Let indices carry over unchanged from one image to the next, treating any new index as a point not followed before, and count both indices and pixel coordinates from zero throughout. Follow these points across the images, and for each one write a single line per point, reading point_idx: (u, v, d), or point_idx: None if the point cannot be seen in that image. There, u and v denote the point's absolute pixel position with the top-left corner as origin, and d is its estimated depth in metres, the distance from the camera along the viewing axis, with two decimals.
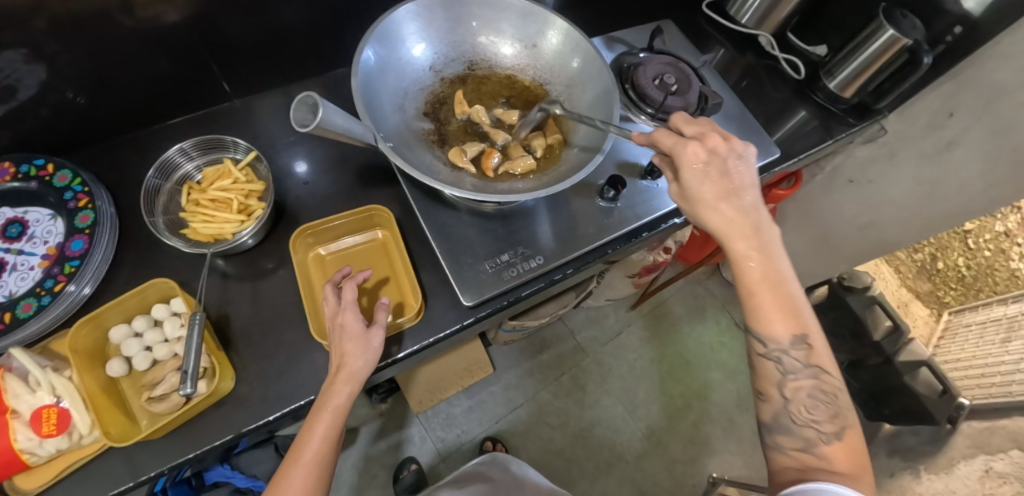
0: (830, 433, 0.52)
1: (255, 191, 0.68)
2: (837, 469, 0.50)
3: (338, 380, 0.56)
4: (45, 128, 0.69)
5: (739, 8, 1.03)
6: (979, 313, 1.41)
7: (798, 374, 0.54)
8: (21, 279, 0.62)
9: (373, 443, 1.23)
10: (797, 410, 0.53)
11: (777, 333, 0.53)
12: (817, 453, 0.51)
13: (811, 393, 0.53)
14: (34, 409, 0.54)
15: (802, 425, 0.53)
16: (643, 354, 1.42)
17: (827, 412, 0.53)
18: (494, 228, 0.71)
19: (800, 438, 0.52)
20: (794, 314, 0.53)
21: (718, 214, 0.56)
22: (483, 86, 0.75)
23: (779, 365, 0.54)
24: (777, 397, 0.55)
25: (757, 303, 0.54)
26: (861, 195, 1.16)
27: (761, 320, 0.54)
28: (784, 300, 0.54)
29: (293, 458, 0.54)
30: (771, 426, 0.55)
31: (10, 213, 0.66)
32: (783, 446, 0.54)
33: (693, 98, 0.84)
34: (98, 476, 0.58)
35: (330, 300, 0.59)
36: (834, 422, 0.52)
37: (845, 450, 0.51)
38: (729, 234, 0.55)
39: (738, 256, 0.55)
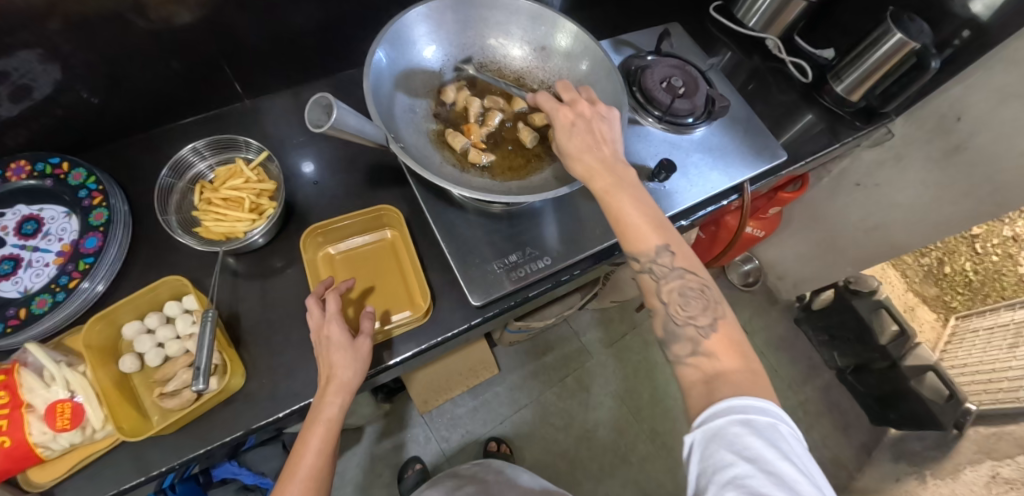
0: (707, 326, 0.52)
1: (267, 190, 0.69)
2: (725, 365, 0.49)
3: (329, 391, 0.56)
4: (61, 126, 0.70)
5: (746, 11, 1.04)
6: (986, 318, 1.41)
7: (669, 278, 0.55)
8: (36, 276, 0.63)
9: (378, 442, 1.23)
10: (677, 312, 0.54)
11: (645, 247, 0.55)
12: (704, 351, 0.51)
13: (683, 293, 0.54)
14: (49, 403, 0.55)
15: (684, 325, 0.53)
16: (647, 356, 1.42)
17: (700, 306, 0.54)
18: (502, 229, 0.71)
19: (687, 340, 0.52)
20: (657, 227, 0.55)
21: (581, 158, 0.58)
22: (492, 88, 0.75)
23: (654, 276, 0.55)
24: (661, 308, 0.55)
25: (628, 224, 0.55)
26: (868, 199, 1.16)
27: (629, 239, 0.56)
28: (645, 217, 0.56)
29: (287, 474, 0.54)
30: (665, 340, 0.54)
31: (26, 210, 0.67)
32: (679, 356, 0.53)
33: (701, 101, 0.85)
34: (111, 470, 0.59)
35: (314, 312, 0.59)
36: (708, 316, 0.53)
37: (723, 339, 0.51)
38: (584, 174, 0.58)
39: (600, 189, 0.57)
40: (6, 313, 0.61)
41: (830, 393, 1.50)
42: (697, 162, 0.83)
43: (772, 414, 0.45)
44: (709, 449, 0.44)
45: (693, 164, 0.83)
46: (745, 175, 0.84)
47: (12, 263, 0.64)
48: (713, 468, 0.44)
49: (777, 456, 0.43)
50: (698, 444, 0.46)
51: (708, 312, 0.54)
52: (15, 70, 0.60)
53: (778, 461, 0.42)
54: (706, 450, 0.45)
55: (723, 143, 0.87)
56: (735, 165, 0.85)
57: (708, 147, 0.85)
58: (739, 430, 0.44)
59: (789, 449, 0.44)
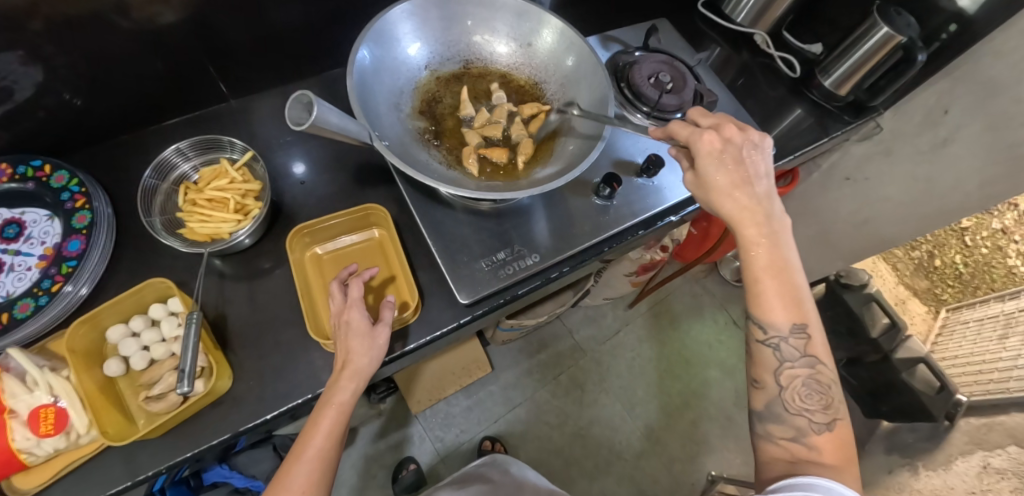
0: (821, 423, 0.52)
1: (253, 191, 0.68)
2: (824, 461, 0.50)
3: (343, 376, 0.56)
4: (43, 129, 0.69)
5: (734, 6, 1.04)
6: (977, 309, 1.42)
7: (795, 362, 0.54)
8: (18, 280, 0.63)
9: (373, 443, 1.23)
10: (791, 398, 0.54)
11: (778, 319, 0.54)
12: (805, 444, 0.52)
13: (805, 383, 0.54)
14: (32, 409, 0.54)
15: (795, 414, 0.53)
16: (641, 352, 1.42)
17: (819, 402, 0.53)
18: (490, 226, 0.71)
19: (791, 427, 0.53)
20: (794, 300, 0.54)
21: (733, 200, 0.57)
22: (478, 85, 0.75)
23: (776, 351, 0.54)
24: (772, 385, 0.55)
25: (762, 288, 0.55)
26: (857, 193, 1.17)
27: (760, 304, 0.55)
28: (785, 285, 0.55)
29: (295, 453, 0.54)
30: (762, 414, 0.55)
31: (7, 214, 0.66)
32: (773, 435, 0.54)
33: (689, 96, 0.85)
34: (96, 475, 0.58)
35: (337, 297, 0.59)
36: (826, 414, 0.53)
37: (834, 440, 0.52)
38: (738, 220, 0.57)
39: (747, 238, 0.56)
40: None
41: None
42: None
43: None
44: None
45: None
46: None
47: None
48: None
49: None
50: None
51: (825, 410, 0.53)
52: None
53: None
54: None
55: None
56: None
57: None
58: None
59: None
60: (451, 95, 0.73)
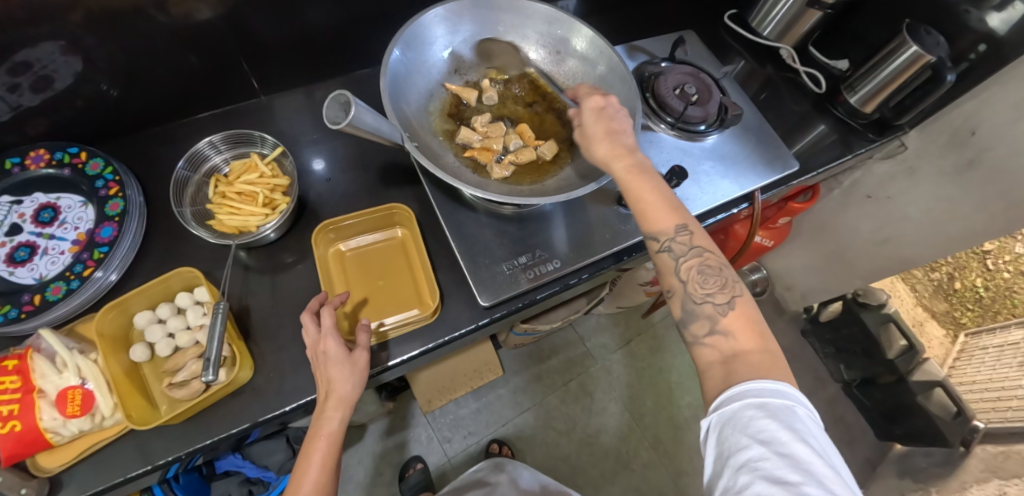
0: (725, 304, 0.52)
1: (281, 186, 0.70)
2: (742, 346, 0.49)
3: (329, 406, 0.57)
4: (80, 117, 0.71)
5: (761, 19, 1.03)
6: (996, 336, 1.39)
7: (687, 256, 0.55)
8: (52, 263, 0.64)
9: (381, 440, 1.23)
10: (694, 289, 0.54)
11: (662, 227, 0.55)
12: (721, 329, 0.51)
13: (701, 270, 0.54)
14: (61, 389, 0.56)
15: (701, 304, 0.53)
16: (651, 363, 1.41)
17: (718, 284, 0.53)
18: (512, 230, 0.71)
19: (705, 319, 0.52)
20: (671, 208, 0.56)
21: (601, 141, 0.60)
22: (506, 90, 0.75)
23: (672, 254, 0.55)
24: (678, 286, 0.55)
25: (643, 204, 0.57)
26: (879, 211, 1.16)
27: (646, 219, 0.56)
28: (662, 198, 0.57)
29: (293, 487, 0.55)
30: (683, 320, 0.54)
31: (43, 198, 0.68)
32: (697, 336, 0.52)
33: (714, 109, 0.85)
34: (118, 458, 0.60)
35: (309, 329, 0.59)
36: (726, 293, 0.53)
37: (740, 317, 0.51)
38: (608, 157, 0.59)
39: (620, 172, 0.58)
40: (21, 298, 0.61)
41: (835, 406, 1.47)
42: (708, 170, 0.83)
43: (789, 398, 0.45)
44: (726, 433, 0.45)
45: (703, 172, 0.83)
46: (756, 184, 0.84)
47: (28, 249, 0.65)
48: (728, 451, 0.44)
49: (794, 439, 0.42)
50: (714, 427, 0.46)
51: (725, 290, 0.53)
52: (37, 61, 0.61)
53: (793, 444, 0.42)
54: (722, 433, 0.45)
55: (734, 151, 0.87)
56: (746, 174, 0.85)
57: (720, 155, 0.85)
58: (753, 413, 0.44)
59: (807, 434, 0.43)
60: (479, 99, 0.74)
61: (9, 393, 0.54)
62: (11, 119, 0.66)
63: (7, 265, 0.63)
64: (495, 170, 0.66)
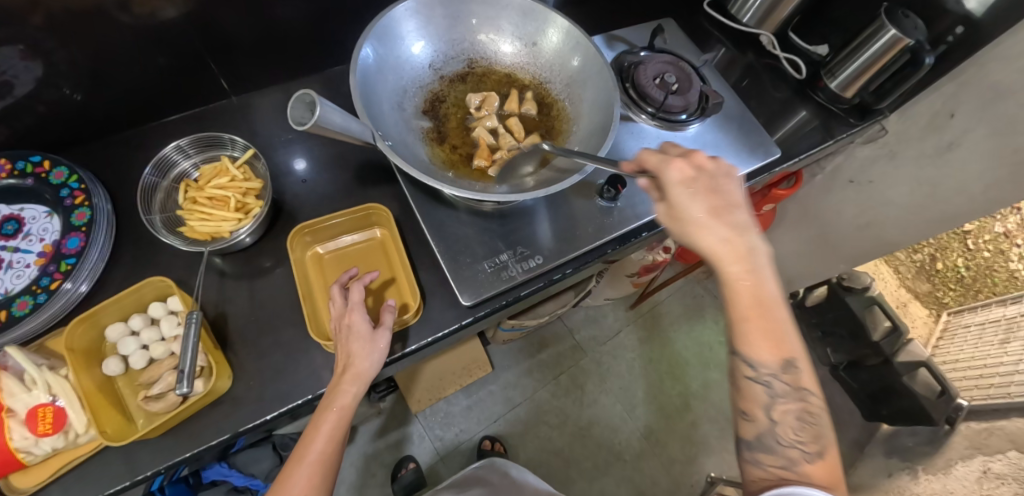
0: (814, 453, 0.49)
1: (254, 189, 0.68)
2: (816, 485, 0.48)
3: (344, 380, 0.56)
4: (43, 124, 0.69)
5: (740, 5, 1.03)
6: (979, 314, 1.41)
7: (785, 396, 0.50)
8: (17, 277, 0.62)
9: (372, 442, 1.22)
10: (784, 430, 0.50)
11: (766, 357, 0.50)
12: (800, 474, 0.48)
13: (796, 415, 0.50)
14: (30, 408, 0.54)
15: (786, 446, 0.50)
16: (642, 353, 1.41)
17: (811, 433, 0.50)
18: (493, 228, 0.70)
19: (783, 458, 0.49)
20: (780, 336, 0.50)
21: (709, 232, 0.51)
22: (482, 85, 0.73)
23: (768, 387, 0.50)
24: (762, 419, 0.51)
25: (749, 318, 0.50)
26: (860, 195, 1.17)
27: (749, 339, 0.50)
28: (772, 323, 0.50)
29: (297, 457, 0.54)
30: (752, 445, 0.51)
31: (6, 210, 0.66)
32: (762, 462, 0.50)
33: (694, 98, 0.84)
34: (92, 476, 0.58)
35: (337, 301, 0.59)
36: (817, 443, 0.50)
37: (827, 470, 0.49)
38: (721, 255, 0.50)
39: (729, 277, 0.50)
40: None
41: (823, 389, 1.48)
42: None
43: None
44: None
45: None
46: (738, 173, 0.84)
47: None
48: None
49: None
50: None
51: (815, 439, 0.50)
52: None
53: None
54: None
55: (717, 139, 0.86)
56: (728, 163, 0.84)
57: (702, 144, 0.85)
58: None
59: None
60: (454, 94, 0.71)
61: None
62: None
63: None
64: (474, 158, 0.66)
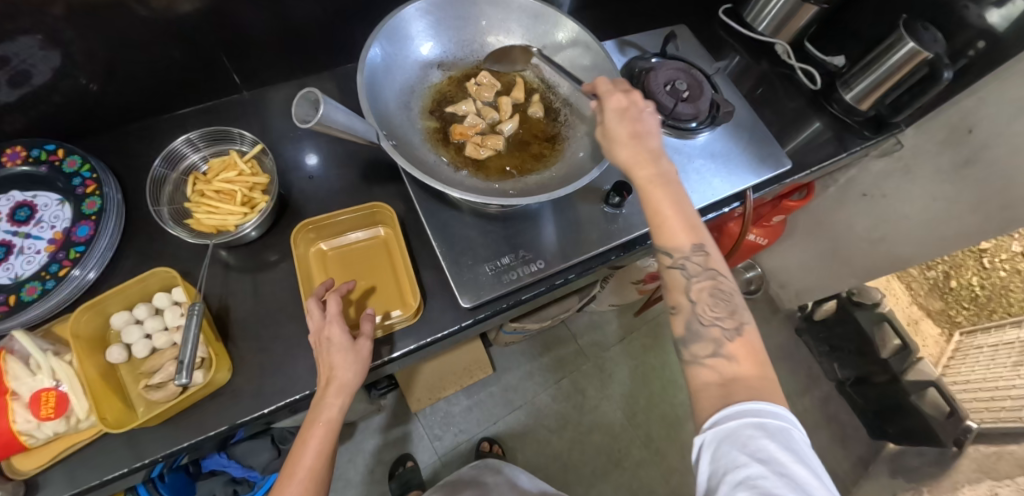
0: (731, 330, 0.53)
1: (260, 184, 0.68)
2: (743, 371, 0.50)
3: (329, 393, 0.56)
4: (58, 114, 0.70)
5: (756, 14, 1.03)
6: (991, 336, 1.39)
7: (699, 277, 0.54)
8: (27, 263, 0.64)
9: (370, 438, 1.23)
10: (703, 310, 0.54)
11: (679, 245, 0.54)
12: (725, 353, 0.51)
13: (713, 293, 0.54)
14: (34, 392, 0.55)
15: (709, 325, 0.53)
16: (645, 361, 1.40)
17: (726, 309, 0.54)
18: (496, 230, 0.70)
19: (710, 341, 0.52)
20: (690, 227, 0.55)
21: (625, 147, 0.58)
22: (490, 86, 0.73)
23: (684, 272, 0.54)
24: (686, 305, 0.55)
25: (663, 216, 0.55)
26: (874, 209, 1.15)
27: (665, 232, 0.55)
28: (683, 216, 0.55)
29: (287, 474, 0.55)
30: (685, 339, 0.54)
31: (20, 196, 0.67)
32: (698, 357, 0.52)
33: (705, 105, 0.82)
34: (91, 461, 0.59)
35: (315, 314, 0.58)
36: (733, 318, 0.53)
37: (745, 345, 0.52)
38: (631, 162, 0.57)
39: (642, 180, 0.56)
40: None
41: (828, 404, 1.44)
42: (699, 167, 0.82)
43: (785, 420, 0.46)
44: (722, 450, 0.45)
45: (694, 169, 0.82)
46: (747, 183, 0.83)
47: (4, 248, 0.64)
48: (725, 468, 0.44)
49: (790, 460, 0.43)
50: (709, 445, 0.46)
51: (732, 316, 0.54)
52: (15, 56, 0.60)
53: (790, 464, 0.43)
54: (718, 451, 0.45)
55: (727, 149, 0.85)
56: (738, 173, 0.84)
57: (711, 154, 0.84)
58: (753, 433, 0.44)
59: (803, 455, 0.44)
60: (461, 94, 0.71)
61: None
62: None
63: None
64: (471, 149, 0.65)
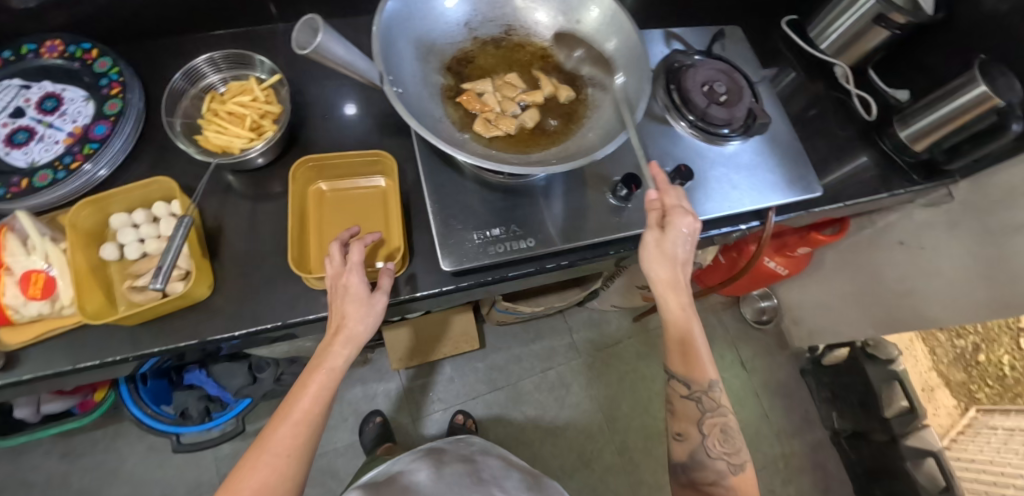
0: (737, 465, 0.62)
1: (272, 112, 0.68)
2: None
3: (336, 342, 0.56)
4: (100, 14, 0.72)
5: (820, 31, 0.97)
6: (1010, 418, 1.30)
7: (712, 412, 0.63)
8: (45, 150, 0.67)
9: (351, 388, 1.24)
10: (713, 444, 0.62)
11: (696, 378, 0.62)
12: (725, 485, 0.61)
13: (722, 429, 0.63)
14: (26, 271, 0.59)
15: (716, 458, 0.62)
16: (636, 369, 1.37)
17: (734, 446, 0.62)
18: (493, 200, 0.68)
19: (715, 472, 0.61)
20: (706, 363, 0.62)
21: (662, 270, 0.60)
22: (515, 54, 0.67)
23: (698, 404, 0.62)
24: (696, 436, 0.63)
25: (682, 350, 0.62)
26: (909, 260, 1.07)
27: (682, 364, 0.62)
28: (702, 351, 0.62)
29: (282, 413, 0.54)
30: (689, 464, 0.63)
31: (50, 87, 0.70)
32: (699, 481, 0.62)
33: (741, 113, 0.79)
34: (69, 347, 0.62)
35: (335, 260, 0.58)
36: (739, 457, 0.62)
37: (745, 480, 0.61)
38: (665, 290, 0.61)
39: (672, 308, 0.61)
40: (11, 179, 0.65)
41: (818, 452, 1.36)
42: (720, 176, 0.78)
43: None
44: None
45: (715, 178, 0.78)
46: (773, 202, 0.78)
47: (27, 134, 0.67)
48: None
49: None
50: None
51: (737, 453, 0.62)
52: None
53: None
54: None
55: (755, 163, 0.80)
56: (761, 189, 0.79)
57: (738, 164, 0.79)
58: None
59: None
60: (483, 58, 0.66)
61: None
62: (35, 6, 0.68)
63: (6, 145, 0.67)
64: (479, 125, 0.60)
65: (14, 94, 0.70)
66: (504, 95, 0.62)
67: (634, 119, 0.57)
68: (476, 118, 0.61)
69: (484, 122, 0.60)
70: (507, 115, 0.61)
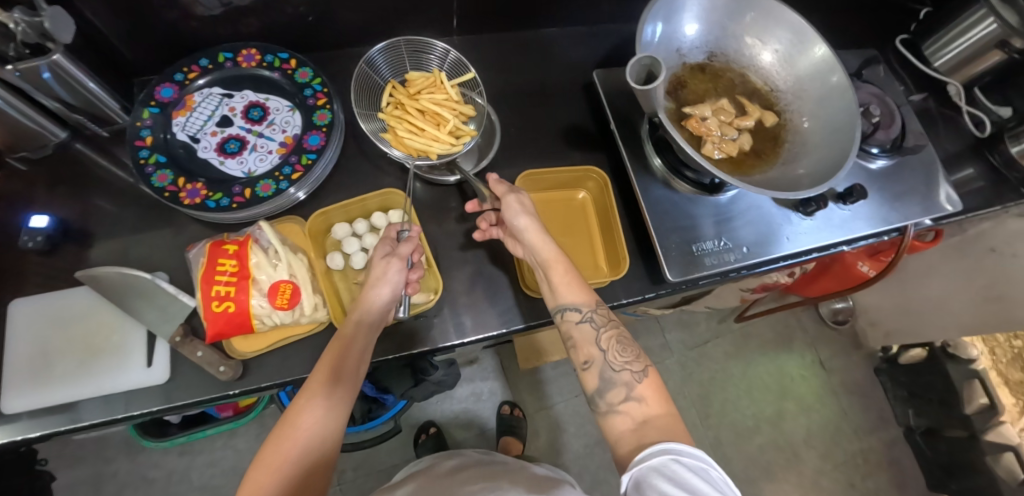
0: (639, 372, 0.53)
1: (464, 114, 0.70)
2: (652, 410, 0.50)
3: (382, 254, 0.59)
4: (287, 23, 0.73)
5: (935, 50, 1.02)
6: None
7: (606, 326, 0.56)
8: (260, 160, 0.68)
9: (460, 389, 1.34)
10: (613, 357, 0.54)
11: (581, 298, 0.57)
12: (636, 398, 0.51)
13: (620, 340, 0.55)
14: (273, 281, 0.60)
15: (620, 370, 0.53)
16: (727, 368, 1.47)
17: (633, 352, 0.55)
18: (688, 211, 0.72)
19: (622, 386, 0.52)
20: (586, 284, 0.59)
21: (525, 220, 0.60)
22: (719, 80, 0.73)
23: (591, 324, 0.56)
24: (597, 355, 0.55)
25: (564, 280, 0.58)
26: (995, 266, 1.10)
27: (566, 291, 0.58)
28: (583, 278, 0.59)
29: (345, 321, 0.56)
30: (600, 389, 0.53)
31: (252, 97, 0.72)
32: (613, 404, 0.52)
33: (895, 134, 0.83)
34: (299, 357, 0.64)
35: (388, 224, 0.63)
36: (641, 361, 0.54)
37: (653, 384, 0.53)
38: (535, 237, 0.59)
39: (547, 252, 0.59)
40: (232, 189, 0.66)
41: (892, 448, 1.45)
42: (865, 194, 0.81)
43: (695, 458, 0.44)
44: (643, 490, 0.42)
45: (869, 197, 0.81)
46: (912, 219, 0.81)
47: (238, 143, 0.69)
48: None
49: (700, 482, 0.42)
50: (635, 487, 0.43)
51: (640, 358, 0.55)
52: None
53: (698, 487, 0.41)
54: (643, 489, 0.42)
55: (901, 183, 0.84)
56: (900, 206, 0.82)
57: (886, 182, 0.83)
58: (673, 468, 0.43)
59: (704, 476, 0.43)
60: (694, 82, 0.72)
61: (228, 276, 0.58)
62: (222, 14, 0.69)
63: (219, 154, 0.68)
64: (708, 148, 0.65)
65: (218, 102, 0.71)
66: (728, 120, 0.68)
67: (853, 137, 0.63)
68: (704, 142, 0.65)
69: (712, 145, 0.65)
70: (731, 141, 0.66)
